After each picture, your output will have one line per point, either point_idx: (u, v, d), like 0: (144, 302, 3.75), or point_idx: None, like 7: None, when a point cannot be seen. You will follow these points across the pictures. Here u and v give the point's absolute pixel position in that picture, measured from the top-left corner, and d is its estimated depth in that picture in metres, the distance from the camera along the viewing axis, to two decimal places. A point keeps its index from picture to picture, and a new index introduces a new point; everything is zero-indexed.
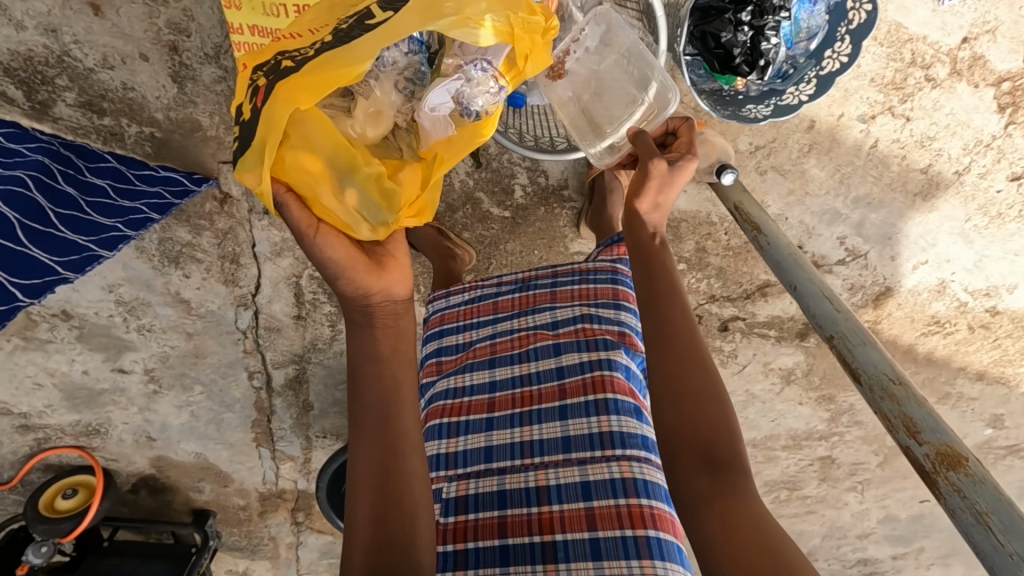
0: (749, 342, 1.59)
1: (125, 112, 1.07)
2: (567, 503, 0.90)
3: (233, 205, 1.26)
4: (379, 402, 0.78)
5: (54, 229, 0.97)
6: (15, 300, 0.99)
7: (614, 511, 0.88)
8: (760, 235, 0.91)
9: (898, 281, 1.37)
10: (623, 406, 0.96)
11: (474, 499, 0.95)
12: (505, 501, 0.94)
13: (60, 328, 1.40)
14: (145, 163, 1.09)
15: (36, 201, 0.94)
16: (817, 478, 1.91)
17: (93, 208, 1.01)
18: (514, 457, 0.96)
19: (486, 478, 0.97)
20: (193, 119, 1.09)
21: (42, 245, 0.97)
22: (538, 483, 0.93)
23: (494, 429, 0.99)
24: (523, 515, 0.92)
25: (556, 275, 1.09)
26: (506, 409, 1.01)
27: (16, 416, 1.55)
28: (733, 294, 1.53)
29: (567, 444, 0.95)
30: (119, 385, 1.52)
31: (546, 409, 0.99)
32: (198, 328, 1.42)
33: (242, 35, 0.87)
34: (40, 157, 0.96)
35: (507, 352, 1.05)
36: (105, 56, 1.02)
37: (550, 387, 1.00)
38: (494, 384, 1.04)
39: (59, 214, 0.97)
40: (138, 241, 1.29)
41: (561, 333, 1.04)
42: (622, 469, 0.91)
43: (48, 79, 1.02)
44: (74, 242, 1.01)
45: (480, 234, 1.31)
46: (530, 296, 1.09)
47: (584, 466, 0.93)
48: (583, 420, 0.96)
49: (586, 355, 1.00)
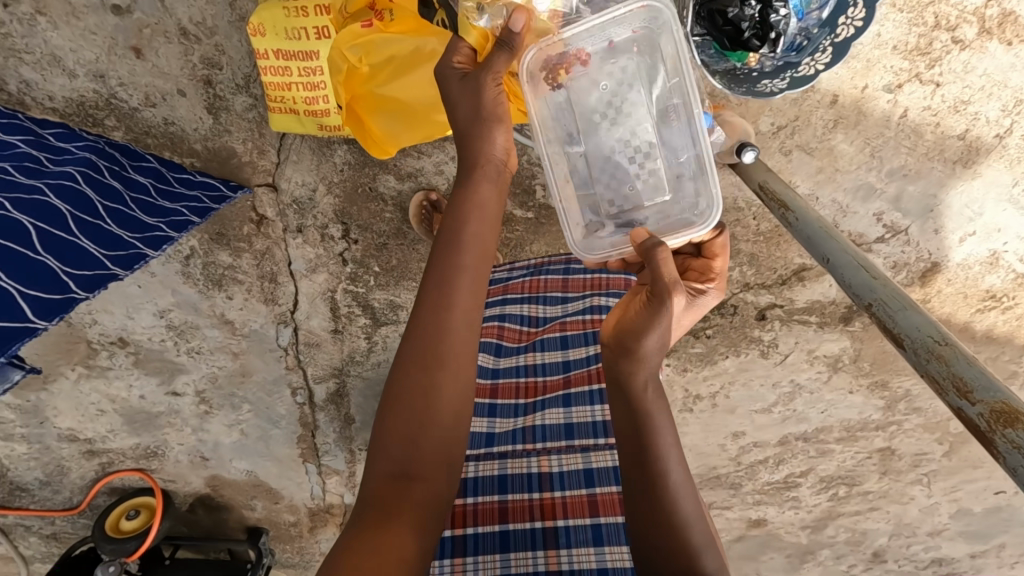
0: (790, 330, 1.54)
1: (167, 145, 1.14)
2: (570, 490, 0.90)
3: (269, 227, 1.27)
4: (464, 286, 0.69)
5: (102, 222, 0.90)
6: (69, 291, 0.77)
7: (615, 497, 0.89)
8: (789, 211, 0.90)
9: (945, 256, 1.31)
10: None
11: (473, 483, 0.92)
12: (506, 486, 0.92)
13: (119, 355, 1.49)
14: (185, 168, 1.14)
15: (85, 193, 0.91)
16: (877, 471, 1.82)
17: (136, 203, 0.99)
18: (515, 442, 0.96)
19: (487, 462, 0.94)
20: (228, 146, 1.15)
21: (90, 236, 0.86)
22: (541, 469, 0.93)
23: (496, 415, 0.99)
24: (524, 501, 0.90)
25: (569, 263, 1.11)
26: (509, 398, 1.01)
27: (82, 442, 1.69)
28: (768, 281, 1.49)
29: (570, 431, 0.95)
30: (173, 407, 1.60)
31: (550, 398, 0.99)
32: (243, 347, 1.48)
33: (268, 59, 0.93)
34: (87, 154, 1.00)
35: (514, 341, 1.06)
36: (147, 95, 1.09)
37: (555, 379, 1.00)
38: (497, 371, 1.03)
39: (105, 206, 0.93)
40: (185, 266, 1.34)
41: (569, 325, 1.04)
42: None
43: (99, 122, 1.10)
44: (117, 236, 0.91)
45: (505, 237, 1.33)
46: (542, 281, 1.11)
47: (588, 454, 0.93)
48: (587, 409, 0.96)
49: (594, 347, 0.99)
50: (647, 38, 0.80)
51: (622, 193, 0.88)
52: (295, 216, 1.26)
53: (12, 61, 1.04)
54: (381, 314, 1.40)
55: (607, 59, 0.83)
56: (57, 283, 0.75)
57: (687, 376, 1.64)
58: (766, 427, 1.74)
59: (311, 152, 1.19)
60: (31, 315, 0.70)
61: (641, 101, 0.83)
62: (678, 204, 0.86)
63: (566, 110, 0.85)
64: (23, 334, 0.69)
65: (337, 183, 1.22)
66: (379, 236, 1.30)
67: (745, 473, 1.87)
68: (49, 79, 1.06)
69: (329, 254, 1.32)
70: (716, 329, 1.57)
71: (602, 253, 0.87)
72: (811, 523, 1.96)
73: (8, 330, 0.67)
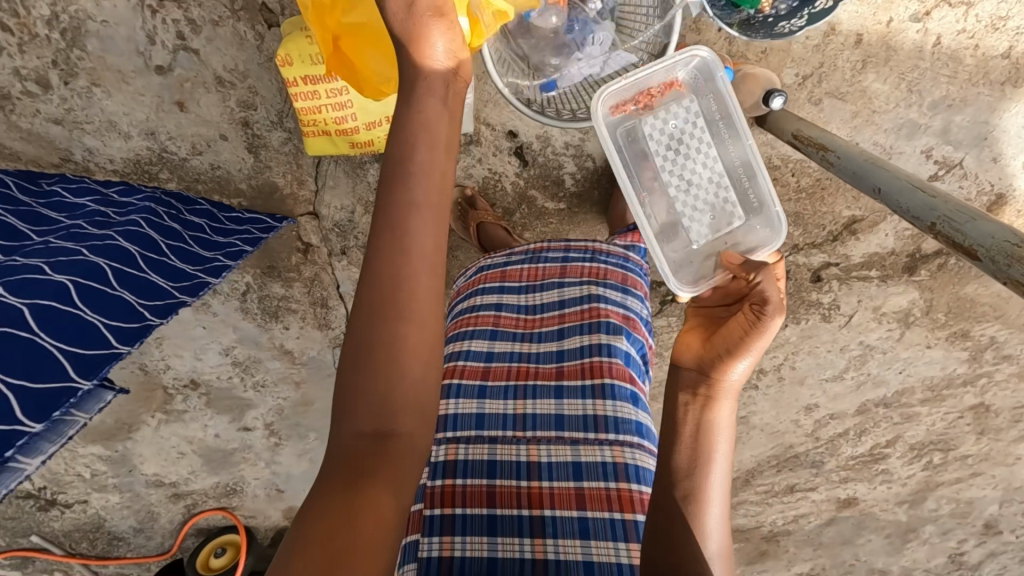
0: (850, 289, 1.47)
1: (215, 189, 1.22)
2: (558, 481, 0.89)
3: (315, 253, 1.33)
4: (423, 231, 0.65)
5: (167, 258, 0.97)
6: (145, 319, 0.82)
7: (604, 493, 0.87)
8: (829, 152, 0.87)
9: (1010, 185, 1.23)
10: (619, 391, 0.92)
11: (464, 465, 0.91)
12: (496, 471, 0.90)
13: (192, 397, 1.58)
14: (233, 207, 1.21)
15: (150, 235, 0.98)
16: (973, 432, 1.69)
17: (194, 240, 1.06)
18: (506, 428, 0.93)
19: (477, 445, 0.92)
20: (270, 181, 1.22)
21: (158, 271, 0.92)
22: (529, 457, 0.91)
23: (486, 399, 0.95)
24: (513, 487, 0.89)
25: (568, 248, 1.08)
26: (500, 380, 0.97)
27: (168, 485, 1.79)
28: (817, 240, 1.43)
29: (560, 423, 0.92)
30: (246, 442, 1.68)
31: (542, 386, 0.95)
32: (304, 375, 1.55)
33: (298, 86, 0.95)
34: (148, 203, 1.08)
35: (510, 328, 1.02)
36: (193, 145, 1.17)
37: (547, 369, 0.97)
38: (491, 354, 0.99)
39: (168, 245, 1.00)
40: (243, 303, 1.41)
41: (566, 314, 1.00)
42: (614, 454, 0.89)
43: (154, 176, 1.20)
44: (181, 269, 0.97)
45: (541, 231, 1.33)
46: (540, 270, 1.07)
47: (576, 447, 0.91)
48: (578, 402, 0.93)
49: (587, 337, 0.96)
50: (704, 83, 0.95)
51: (702, 225, 0.97)
52: (338, 240, 1.31)
53: (75, 132, 1.14)
54: None
55: (671, 99, 0.96)
56: (133, 313, 0.81)
57: None
58: (840, 397, 1.65)
59: (346, 176, 1.24)
60: (115, 342, 0.74)
61: (704, 134, 0.95)
62: (751, 230, 0.96)
63: (637, 139, 0.97)
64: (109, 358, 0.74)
65: (373, 202, 1.26)
66: None
67: (825, 448, 1.77)
68: (109, 144, 1.16)
69: None
70: None
71: (695, 286, 0.92)
72: (907, 497, 1.84)
73: (95, 355, 0.71)
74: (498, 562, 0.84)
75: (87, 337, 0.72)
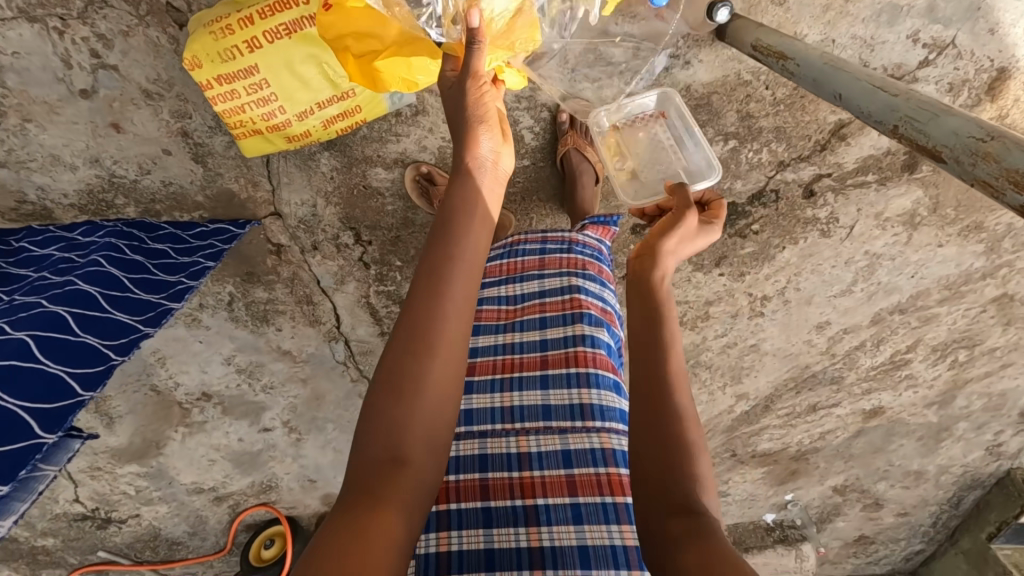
0: (847, 199, 1.36)
1: (174, 206, 1.20)
2: (549, 470, 0.88)
3: (288, 253, 1.31)
4: (457, 286, 0.74)
5: (131, 292, 0.96)
6: (109, 359, 0.81)
7: (594, 478, 0.87)
8: (788, 61, 0.79)
9: (1013, 56, 1.11)
10: (604, 381, 0.94)
11: (454, 462, 0.89)
12: (487, 465, 0.89)
13: (208, 408, 1.62)
14: (196, 223, 1.20)
15: (110, 272, 0.97)
16: (999, 324, 1.64)
17: (158, 268, 1.05)
18: (494, 421, 0.92)
19: (467, 441, 0.91)
20: (226, 188, 1.19)
21: (121, 307, 0.91)
22: (520, 449, 0.90)
23: (473, 393, 0.95)
24: (505, 479, 0.87)
25: (545, 241, 1.06)
26: (486, 375, 0.97)
27: (208, 490, 1.88)
28: (805, 151, 1.29)
29: (547, 413, 0.92)
30: (270, 442, 1.74)
31: (528, 378, 0.95)
32: (308, 372, 1.56)
33: (213, 89, 0.88)
34: (109, 239, 1.07)
35: (492, 321, 1.01)
36: (140, 164, 1.14)
37: (532, 358, 0.96)
38: (476, 349, 0.99)
39: (131, 279, 0.99)
40: (231, 313, 1.41)
41: (548, 306, 1.00)
42: (602, 441, 0.90)
43: (111, 203, 1.18)
44: (146, 300, 0.96)
45: (510, 193, 1.26)
46: (518, 262, 1.06)
47: (565, 435, 0.90)
48: (564, 391, 0.93)
49: (570, 328, 0.96)
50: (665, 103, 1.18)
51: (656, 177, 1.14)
52: (307, 235, 1.28)
53: (22, 172, 1.12)
54: None
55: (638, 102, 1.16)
56: (97, 356, 0.80)
57: (750, 281, 1.49)
58: (854, 310, 1.59)
59: (299, 170, 1.20)
60: (78, 390, 0.74)
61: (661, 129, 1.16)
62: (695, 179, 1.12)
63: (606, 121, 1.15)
64: (75, 408, 0.73)
65: (333, 191, 1.23)
66: (390, 230, 1.30)
67: (843, 364, 1.73)
68: (58, 178, 1.14)
69: (349, 263, 1.34)
70: (764, 221, 1.39)
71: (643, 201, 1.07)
72: (937, 398, 1.85)
73: (61, 407, 0.71)
74: (495, 552, 0.82)
75: (46, 390, 0.71)
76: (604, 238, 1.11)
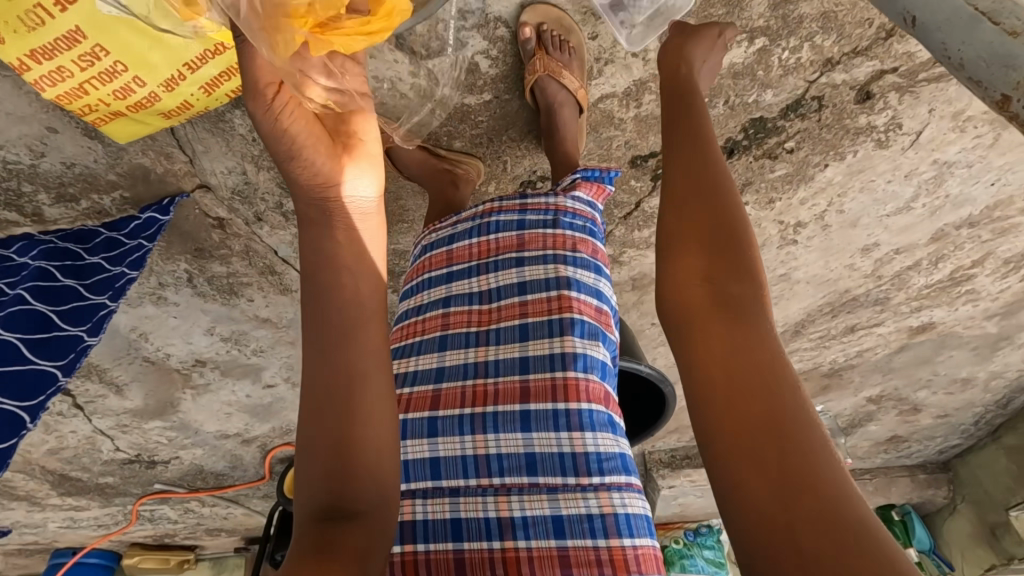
0: (917, 98, 1.04)
1: (88, 188, 1.04)
2: (536, 542, 0.71)
3: (232, 226, 1.17)
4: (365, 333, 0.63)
5: (57, 330, 0.86)
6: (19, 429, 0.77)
7: (591, 555, 0.70)
8: None
9: None
10: (599, 418, 0.77)
11: (422, 528, 0.75)
12: (461, 533, 0.74)
13: (207, 372, 1.60)
14: (130, 218, 1.02)
15: (36, 309, 0.86)
16: None
17: (92, 289, 0.91)
18: (467, 475, 0.77)
19: (436, 499, 0.77)
20: (138, 164, 1.01)
21: (43, 354, 0.84)
22: (500, 513, 0.73)
23: (439, 437, 0.79)
24: (483, 552, 0.72)
25: (524, 210, 0.89)
26: (453, 407, 0.81)
27: (235, 435, 1.95)
28: (862, 42, 0.95)
29: (532, 464, 0.75)
30: (277, 395, 1.75)
31: (504, 411, 0.78)
32: (294, 335, 1.49)
33: (33, 70, 0.65)
34: (39, 262, 0.92)
35: (462, 329, 0.86)
36: (30, 147, 0.96)
37: (510, 384, 0.79)
38: (442, 373, 0.84)
39: (60, 312, 0.88)
40: (195, 288, 1.30)
41: (530, 307, 0.84)
42: (601, 504, 0.72)
43: (18, 191, 1.03)
44: (70, 338, 0.86)
45: (474, 135, 1.03)
46: (491, 243, 0.90)
47: (555, 495, 0.73)
48: (551, 436, 0.75)
49: (558, 343, 0.80)
50: None
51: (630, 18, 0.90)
52: (246, 206, 1.13)
53: None
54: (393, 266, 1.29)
55: None
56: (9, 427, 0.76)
57: (781, 207, 1.24)
58: (910, 228, 1.32)
59: (215, 135, 1.00)
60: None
61: None
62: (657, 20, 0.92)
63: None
64: None
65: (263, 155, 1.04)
66: None
67: (890, 285, 1.50)
68: None
69: None
70: (802, 137, 1.10)
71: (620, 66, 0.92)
72: (1001, 310, 1.62)
73: None
74: None
75: None
76: (598, 201, 0.92)
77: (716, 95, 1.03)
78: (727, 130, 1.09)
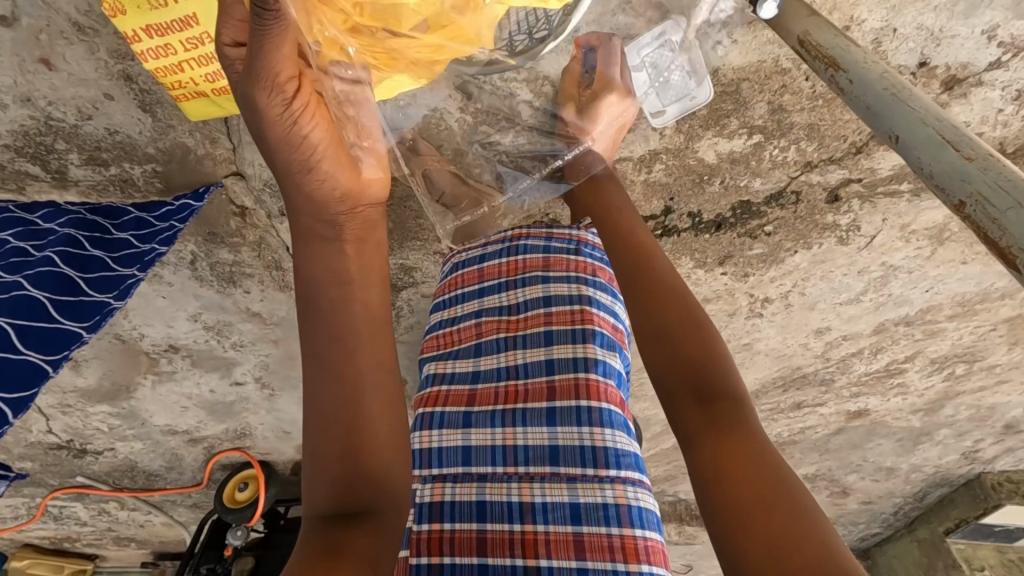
0: (874, 207, 1.23)
1: (123, 155, 1.07)
2: (555, 526, 0.81)
3: (253, 216, 1.21)
4: (363, 343, 0.68)
5: (84, 295, 0.86)
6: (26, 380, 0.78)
7: (605, 541, 0.79)
8: (840, 72, 0.63)
9: None
10: (616, 418, 0.88)
11: (450, 508, 0.86)
12: (485, 514, 0.84)
13: (176, 359, 1.56)
14: (162, 202, 1.09)
15: (64, 273, 0.86)
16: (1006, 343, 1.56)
17: (120, 261, 0.94)
18: (495, 464, 0.87)
19: (465, 482, 0.87)
20: (180, 142, 1.06)
21: (69, 314, 0.83)
22: (522, 497, 0.84)
23: (472, 428, 0.91)
24: (505, 533, 0.82)
25: (550, 237, 1.03)
26: (487, 405, 0.93)
27: (182, 432, 1.87)
28: (835, 154, 1.14)
29: (555, 455, 0.85)
30: (241, 394, 1.72)
31: (531, 409, 0.89)
32: (279, 333, 1.51)
33: (143, 41, 0.73)
34: (67, 229, 0.93)
35: (492, 337, 0.99)
36: (79, 108, 0.99)
37: (537, 384, 0.91)
38: (478, 376, 0.96)
39: (87, 279, 0.88)
40: (195, 271, 1.31)
41: (554, 318, 0.96)
42: (616, 495, 0.82)
43: (50, 147, 1.04)
44: (97, 302, 0.87)
45: None
46: (520, 263, 1.03)
47: (574, 484, 0.83)
48: (573, 429, 0.86)
49: (580, 349, 0.92)
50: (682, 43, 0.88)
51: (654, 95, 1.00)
52: (273, 201, 1.18)
53: None
54: (396, 278, 1.36)
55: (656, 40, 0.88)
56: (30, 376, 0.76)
57: (752, 282, 1.40)
58: (857, 318, 1.50)
59: None
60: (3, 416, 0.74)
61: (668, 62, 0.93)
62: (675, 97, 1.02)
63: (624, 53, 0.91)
64: None
65: None
66: None
67: (835, 368, 1.67)
68: None
69: None
70: (778, 224, 1.27)
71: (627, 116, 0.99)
72: (924, 407, 1.81)
73: None
74: None
75: None
76: None
77: (714, 175, 1.19)
78: (718, 207, 1.25)
